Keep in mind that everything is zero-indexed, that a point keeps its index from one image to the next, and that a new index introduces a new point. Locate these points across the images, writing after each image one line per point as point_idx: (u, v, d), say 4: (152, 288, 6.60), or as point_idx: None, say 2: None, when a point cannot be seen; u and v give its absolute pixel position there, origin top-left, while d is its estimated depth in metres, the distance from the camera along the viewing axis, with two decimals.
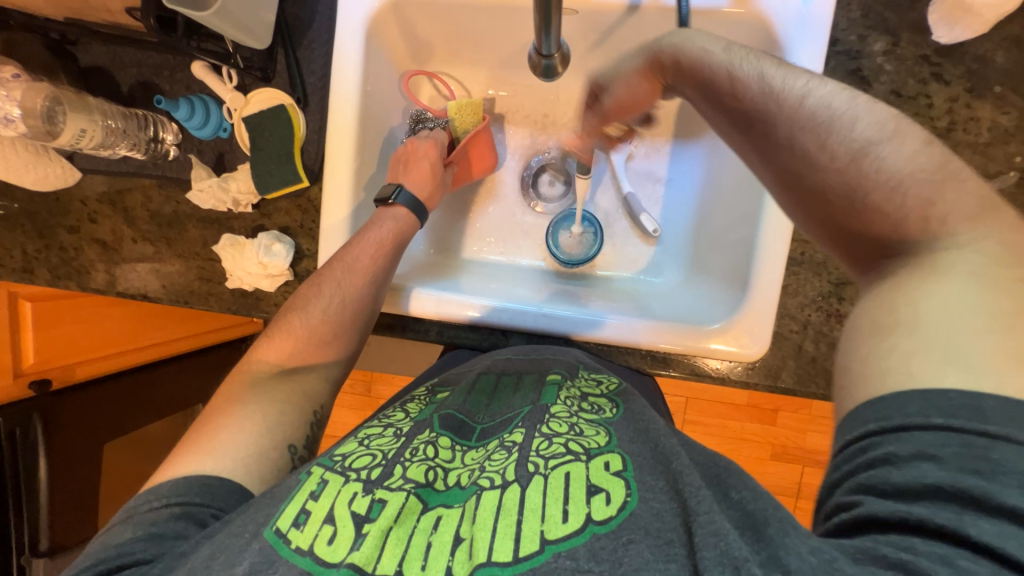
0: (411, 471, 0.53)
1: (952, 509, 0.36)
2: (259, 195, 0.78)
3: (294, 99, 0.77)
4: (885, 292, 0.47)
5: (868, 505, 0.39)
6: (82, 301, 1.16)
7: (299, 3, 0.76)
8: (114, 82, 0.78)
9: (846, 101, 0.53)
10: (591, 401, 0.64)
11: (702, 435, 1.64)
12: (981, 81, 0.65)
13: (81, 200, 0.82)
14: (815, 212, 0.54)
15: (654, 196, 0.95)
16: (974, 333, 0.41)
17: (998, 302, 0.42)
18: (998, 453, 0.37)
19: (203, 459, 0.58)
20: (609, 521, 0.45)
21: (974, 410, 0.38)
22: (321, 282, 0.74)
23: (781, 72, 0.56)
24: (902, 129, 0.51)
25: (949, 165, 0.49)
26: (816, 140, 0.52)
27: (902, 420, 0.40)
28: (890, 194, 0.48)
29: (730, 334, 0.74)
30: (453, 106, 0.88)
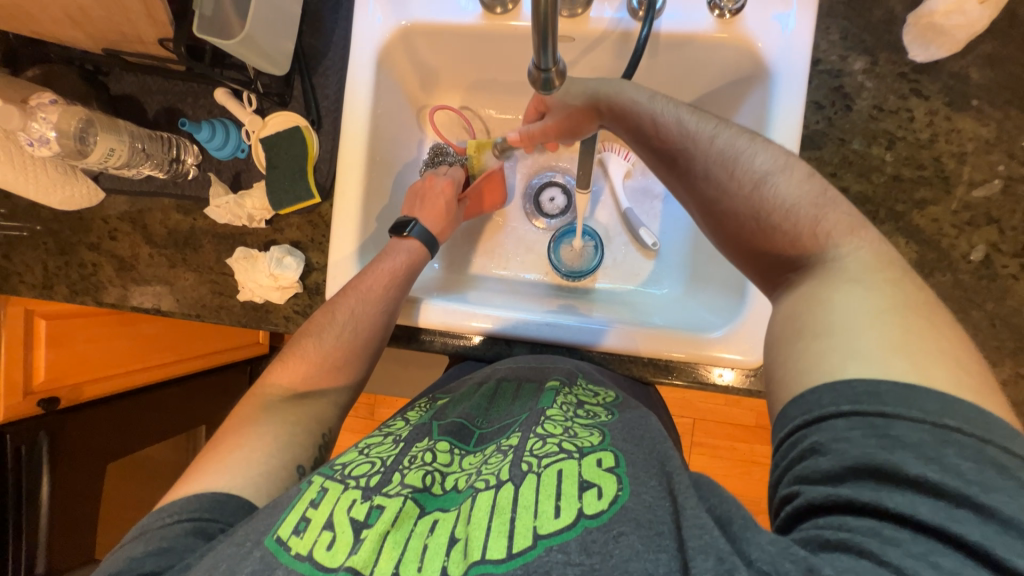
0: (409, 478, 0.54)
1: (871, 485, 0.40)
2: (272, 212, 0.81)
3: (309, 121, 0.81)
4: (799, 298, 0.53)
5: (805, 494, 0.43)
6: (95, 320, 1.17)
7: (315, 35, 0.82)
8: (141, 108, 0.83)
9: (746, 141, 0.63)
10: (588, 408, 0.64)
11: (711, 458, 1.61)
12: (960, 95, 0.69)
13: (103, 218, 0.86)
14: (730, 232, 0.62)
15: (652, 212, 0.98)
16: (864, 328, 0.47)
17: (876, 299, 0.49)
18: (896, 429, 0.42)
19: (215, 476, 0.58)
20: (600, 515, 0.46)
21: (871, 394, 0.43)
22: (336, 309, 0.76)
23: (695, 117, 0.65)
24: (792, 163, 0.61)
25: (829, 193, 0.59)
26: (725, 172, 0.61)
27: (817, 413, 0.45)
28: (785, 215, 0.57)
29: (732, 342, 0.74)
30: (473, 145, 0.94)
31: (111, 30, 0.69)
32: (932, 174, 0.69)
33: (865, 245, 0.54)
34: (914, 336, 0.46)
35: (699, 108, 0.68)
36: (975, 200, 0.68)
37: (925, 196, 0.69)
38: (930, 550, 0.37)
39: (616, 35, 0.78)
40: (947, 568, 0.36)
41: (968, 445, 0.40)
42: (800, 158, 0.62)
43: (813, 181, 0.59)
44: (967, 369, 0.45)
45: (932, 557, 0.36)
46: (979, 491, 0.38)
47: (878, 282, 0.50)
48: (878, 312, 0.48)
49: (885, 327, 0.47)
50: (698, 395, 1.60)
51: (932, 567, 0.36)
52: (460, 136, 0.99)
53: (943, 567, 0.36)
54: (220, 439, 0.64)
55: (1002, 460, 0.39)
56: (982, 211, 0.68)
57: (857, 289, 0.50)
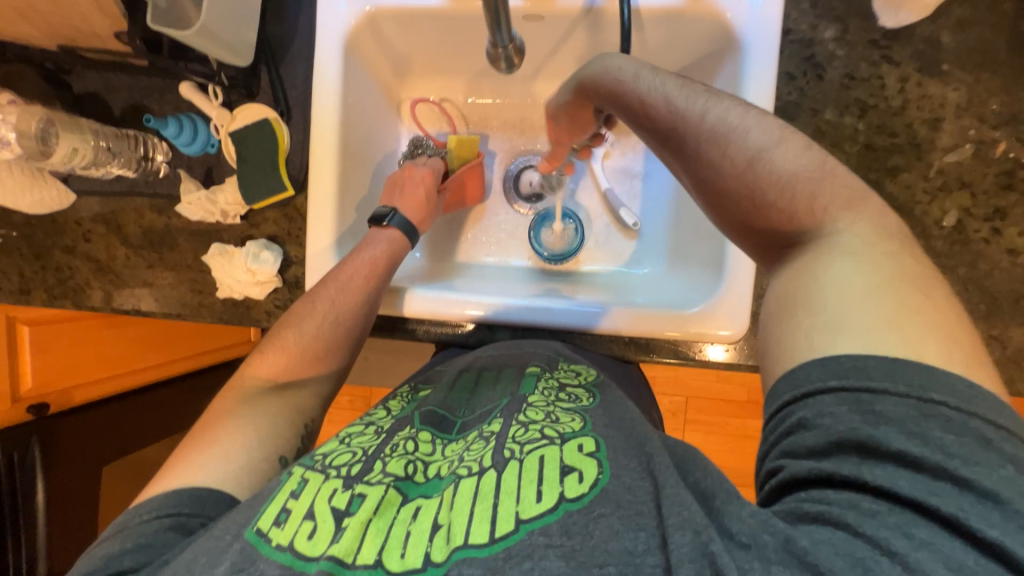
0: (391, 466, 0.54)
1: (853, 460, 0.41)
2: (247, 206, 0.80)
3: (278, 113, 0.80)
4: (793, 273, 0.52)
5: (789, 468, 0.44)
6: (81, 322, 1.16)
7: (279, 23, 0.80)
8: (106, 105, 0.81)
9: (739, 114, 0.59)
10: (568, 392, 0.65)
11: (704, 434, 1.63)
12: (930, 60, 0.69)
13: (76, 220, 0.85)
14: (726, 212, 0.59)
15: (632, 191, 0.98)
16: (856, 304, 0.46)
17: (873, 274, 0.47)
18: (882, 406, 0.41)
19: (193, 472, 0.59)
20: (581, 497, 0.46)
21: (859, 369, 0.43)
22: (315, 299, 0.76)
23: (684, 93, 0.62)
24: (787, 135, 0.58)
25: (825, 165, 0.56)
26: (718, 151, 0.58)
27: (804, 389, 0.44)
28: (781, 192, 0.54)
29: (711, 318, 0.75)
30: (454, 140, 0.92)
31: (64, 24, 0.67)
32: (904, 141, 0.69)
33: (863, 218, 0.52)
34: (908, 312, 0.45)
35: (689, 82, 0.64)
36: (947, 165, 0.68)
37: (897, 163, 0.69)
38: (909, 522, 0.38)
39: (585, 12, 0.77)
40: (920, 537, 0.37)
41: (955, 420, 0.39)
42: (796, 129, 0.59)
43: (810, 155, 0.56)
44: (959, 342, 0.43)
45: (906, 528, 0.37)
46: (963, 465, 0.38)
47: (871, 258, 0.48)
48: (871, 288, 0.46)
49: (878, 302, 0.46)
50: (689, 372, 1.62)
51: (908, 539, 0.37)
52: (437, 126, 0.97)
53: (918, 537, 0.37)
54: (199, 432, 0.64)
55: (986, 433, 0.39)
56: (954, 176, 0.68)
57: (851, 263, 0.48)
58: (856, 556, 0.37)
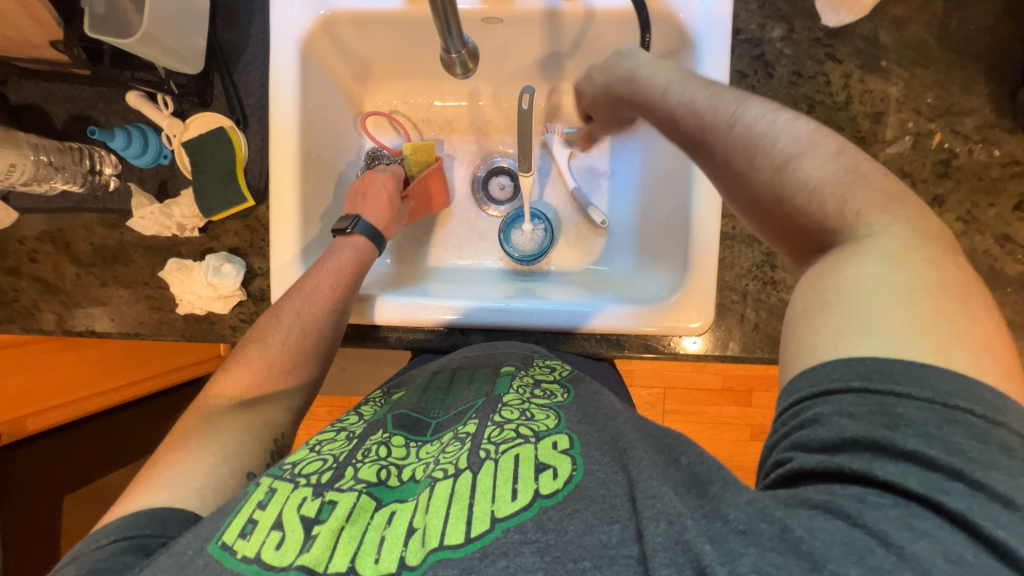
0: (362, 473, 0.54)
1: (866, 456, 0.40)
2: (204, 219, 0.78)
3: (234, 122, 0.78)
4: (819, 270, 0.48)
5: (798, 460, 0.42)
6: (33, 349, 1.07)
7: (231, 29, 0.78)
8: (47, 118, 0.77)
9: (769, 120, 0.55)
10: (544, 387, 0.66)
11: (682, 424, 1.67)
12: (869, 57, 0.72)
13: (19, 239, 0.80)
14: (758, 220, 0.55)
15: (599, 189, 0.99)
16: (885, 305, 0.43)
17: (906, 275, 0.44)
18: (902, 408, 0.40)
19: (155, 492, 0.57)
20: (556, 494, 0.47)
21: (883, 372, 0.41)
22: (280, 313, 0.74)
23: (709, 98, 0.59)
24: (820, 140, 0.52)
25: (858, 170, 0.50)
26: (744, 161, 0.54)
27: (825, 386, 0.42)
28: (809, 201, 0.50)
29: (677, 311, 0.77)
30: (409, 147, 0.90)
31: None
32: (849, 135, 0.72)
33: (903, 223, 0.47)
34: (942, 316, 0.42)
35: (719, 89, 0.60)
36: (889, 157, 0.72)
37: None
38: (910, 514, 0.37)
39: (543, 15, 0.78)
40: (921, 530, 0.36)
41: (975, 427, 0.38)
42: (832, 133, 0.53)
43: (844, 158, 0.51)
44: (993, 351, 0.41)
45: (909, 519, 0.37)
46: (979, 469, 0.37)
47: (908, 262, 0.45)
48: (906, 290, 0.43)
49: (909, 303, 0.43)
50: (666, 364, 1.66)
51: (909, 531, 0.36)
52: (394, 138, 0.96)
53: (919, 528, 0.36)
54: (163, 453, 0.62)
55: (1009, 441, 0.38)
56: (897, 166, 0.72)
57: (881, 262, 0.45)
58: (853, 544, 0.36)
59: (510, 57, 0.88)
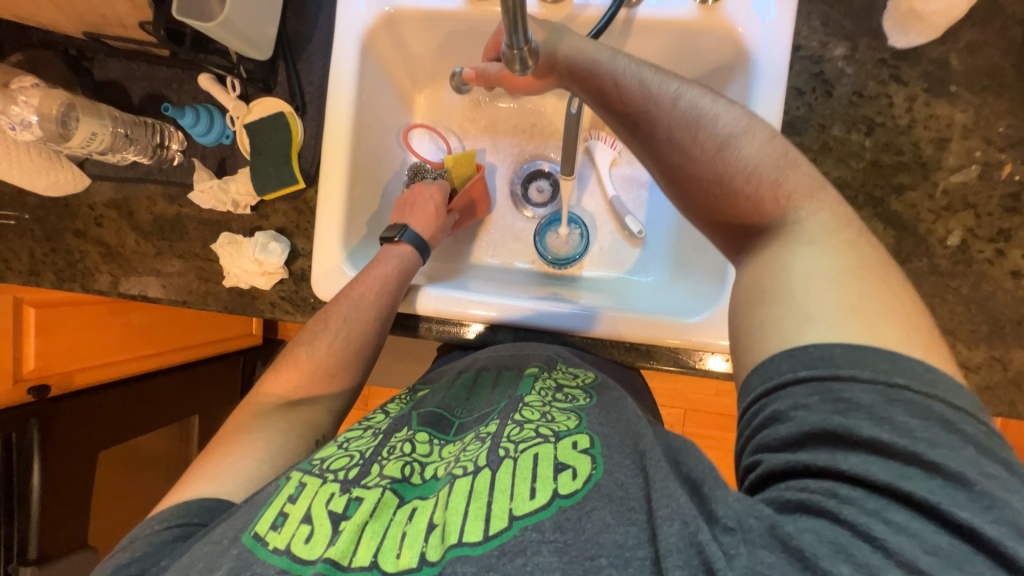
0: (388, 469, 0.56)
1: (828, 450, 0.43)
2: (257, 198, 0.82)
3: (293, 108, 0.81)
4: (761, 262, 0.55)
5: (767, 462, 0.45)
6: (85, 307, 1.22)
7: (299, 20, 0.82)
8: (126, 93, 0.83)
9: (709, 102, 0.62)
10: (565, 392, 0.66)
11: (701, 449, 1.63)
12: (938, 81, 0.69)
13: (89, 204, 0.86)
14: (696, 198, 0.62)
15: (638, 200, 0.98)
16: (822, 291, 0.49)
17: (834, 263, 0.51)
18: (850, 392, 0.44)
19: (206, 482, 0.61)
20: (575, 493, 0.48)
21: (826, 359, 0.46)
22: (327, 318, 0.77)
23: (657, 77, 0.64)
24: (754, 124, 0.61)
25: (788, 155, 0.59)
26: (688, 138, 0.61)
27: (776, 380, 0.47)
28: (747, 179, 0.58)
29: (713, 326, 0.75)
30: (449, 158, 0.92)
31: (90, 12, 0.68)
32: (910, 160, 0.70)
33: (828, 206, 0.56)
34: (870, 299, 0.48)
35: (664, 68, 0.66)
36: (952, 186, 0.69)
37: (902, 181, 0.70)
38: (884, 507, 0.39)
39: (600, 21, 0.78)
40: (897, 522, 0.38)
41: (916, 403, 0.42)
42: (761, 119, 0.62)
43: (772, 142, 0.60)
44: (918, 326, 0.47)
45: (883, 513, 0.39)
46: (930, 449, 0.40)
47: (833, 244, 0.52)
48: (835, 274, 0.50)
49: (841, 291, 0.49)
50: (690, 386, 1.62)
51: (885, 524, 0.38)
52: (435, 152, 0.97)
53: (895, 521, 0.38)
54: (217, 444, 0.67)
55: (947, 414, 0.42)
56: (959, 197, 0.69)
57: (815, 250, 0.52)
58: (838, 542, 0.39)
59: None
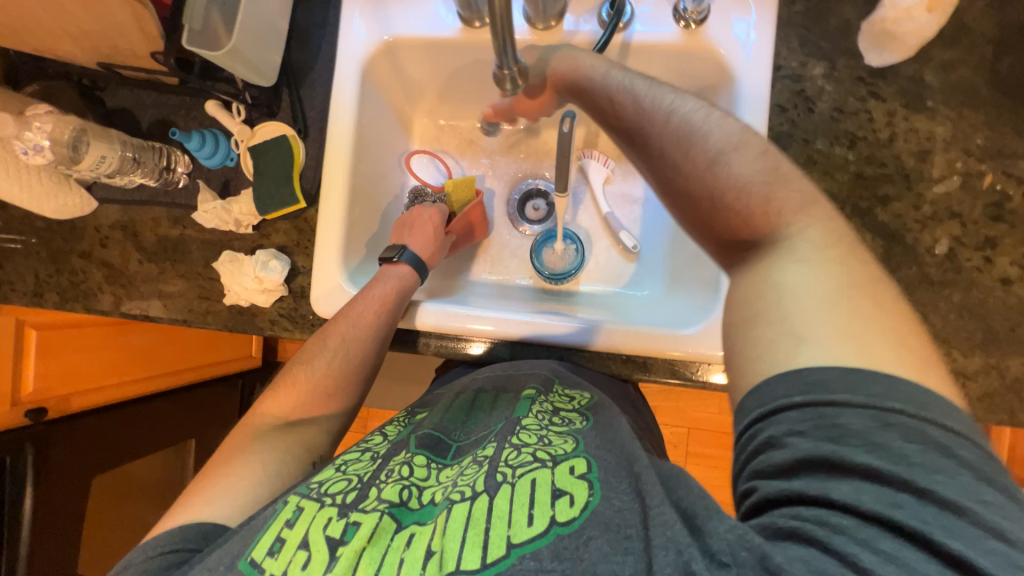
0: (386, 492, 0.56)
1: (821, 477, 0.43)
2: (259, 217, 0.84)
3: (295, 130, 0.84)
4: (751, 279, 0.55)
5: (761, 490, 0.46)
6: (88, 331, 1.23)
7: (303, 50, 0.86)
8: (135, 120, 0.86)
9: (702, 117, 0.62)
10: (563, 415, 0.66)
11: (705, 468, 1.60)
12: (915, 97, 0.72)
13: (95, 226, 0.88)
14: (689, 211, 0.62)
15: (632, 216, 1.00)
16: (815, 308, 0.49)
17: (826, 281, 0.50)
18: (843, 419, 0.44)
19: (201, 506, 0.61)
20: (572, 521, 0.48)
21: (820, 384, 0.45)
22: (326, 337, 0.78)
23: (653, 93, 0.65)
24: (747, 140, 0.60)
25: (781, 171, 0.58)
26: (682, 155, 0.61)
27: (771, 406, 0.47)
28: (736, 195, 0.58)
29: (709, 337, 0.76)
30: (450, 182, 0.94)
31: (104, 44, 0.71)
32: (893, 172, 0.72)
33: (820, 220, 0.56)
34: (865, 320, 0.48)
35: (663, 85, 0.67)
36: (936, 196, 0.71)
37: (887, 192, 0.72)
38: (874, 536, 0.40)
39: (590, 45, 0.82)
40: (887, 551, 0.39)
41: (910, 428, 0.42)
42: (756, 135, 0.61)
43: (765, 158, 0.59)
44: (913, 349, 0.47)
45: (873, 543, 0.39)
46: (924, 476, 0.40)
47: (825, 261, 0.52)
48: (827, 291, 0.50)
49: (834, 311, 0.49)
50: (692, 403, 1.61)
51: (874, 553, 0.39)
52: (435, 176, 1.00)
53: (884, 551, 0.39)
54: (213, 465, 0.66)
55: (941, 440, 0.42)
56: (944, 207, 0.70)
57: (804, 268, 0.52)
58: (829, 573, 0.39)
59: None
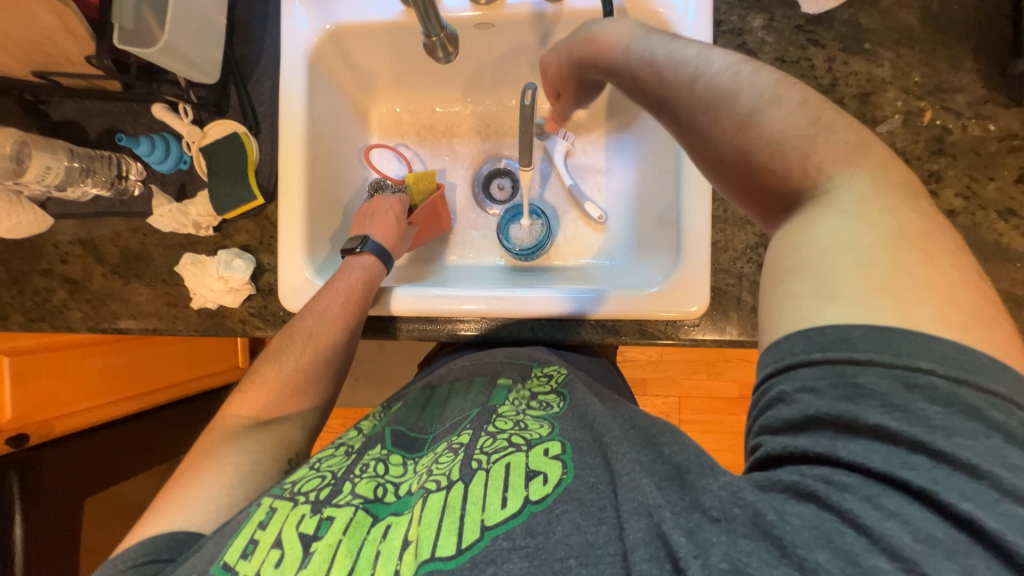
0: (360, 488, 0.58)
1: (829, 435, 0.39)
2: (218, 217, 0.83)
3: (247, 127, 0.84)
4: (785, 235, 0.47)
5: (766, 446, 0.43)
6: (68, 353, 1.17)
7: (246, 45, 0.85)
8: (83, 130, 0.85)
9: (731, 72, 0.54)
10: (540, 399, 0.68)
11: (700, 434, 1.63)
12: (852, 41, 0.73)
13: (53, 243, 0.87)
14: (729, 177, 0.53)
15: (597, 186, 1.01)
16: (844, 264, 0.42)
17: (863, 232, 0.42)
18: (864, 379, 0.39)
19: (173, 516, 0.61)
20: (545, 498, 0.49)
21: (844, 342, 0.40)
22: (293, 333, 0.77)
23: (672, 54, 0.59)
24: (783, 92, 0.51)
25: (823, 120, 0.49)
26: (708, 117, 0.53)
27: (787, 361, 0.42)
28: (770, 153, 0.49)
29: (673, 294, 0.77)
30: (410, 176, 0.93)
31: (36, 52, 0.70)
32: None
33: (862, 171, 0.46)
34: (905, 274, 0.40)
35: (684, 45, 0.60)
36: (881, 135, 0.72)
37: None
38: (878, 492, 0.37)
39: (532, 17, 0.82)
40: (890, 508, 0.36)
41: (940, 389, 0.37)
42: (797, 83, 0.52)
43: (809, 109, 0.50)
44: (962, 303, 0.40)
45: (876, 499, 0.37)
46: (945, 439, 0.36)
47: (870, 213, 0.43)
48: (861, 245, 0.42)
49: (869, 263, 0.41)
50: (681, 372, 1.64)
51: (875, 509, 0.36)
52: (396, 169, 1.00)
53: (887, 507, 0.36)
54: (187, 470, 0.66)
55: (974, 402, 0.37)
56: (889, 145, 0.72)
57: (843, 221, 0.43)
58: (822, 528, 0.37)
59: (505, 59, 0.92)
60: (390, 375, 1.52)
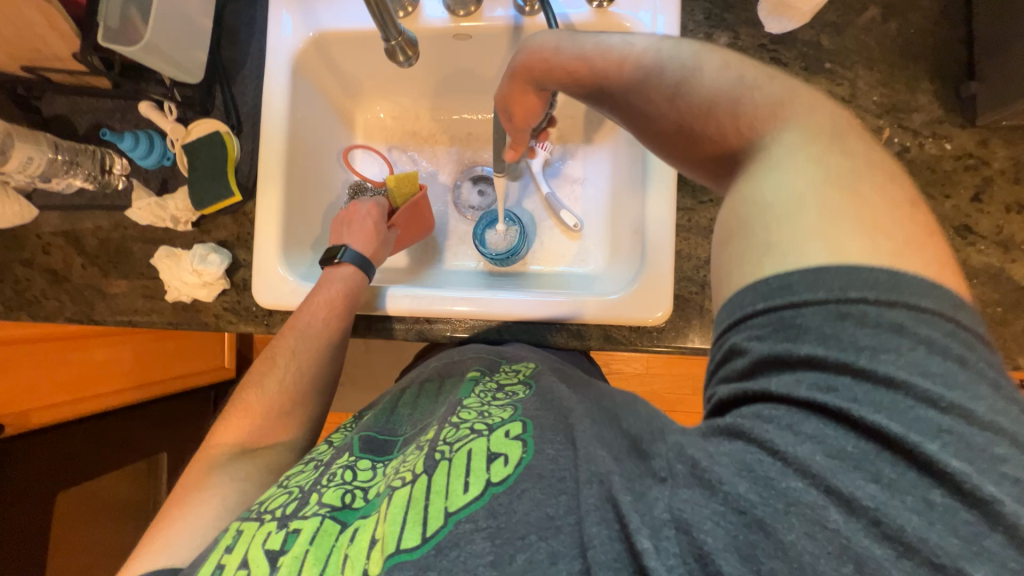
0: (327, 498, 0.58)
1: (773, 375, 0.41)
2: (197, 212, 0.85)
3: (229, 126, 0.86)
4: (729, 202, 0.50)
5: (719, 393, 0.45)
6: (42, 343, 1.17)
7: (233, 49, 0.89)
8: (71, 126, 0.88)
9: (655, 50, 0.56)
10: (505, 389, 0.67)
11: None
12: (813, 60, 0.76)
13: (37, 234, 0.88)
14: (678, 149, 0.57)
15: (574, 195, 1.02)
16: (786, 215, 0.44)
17: (808, 179, 0.44)
18: (802, 317, 0.41)
19: (154, 555, 0.59)
20: (507, 478, 0.49)
21: (784, 287, 0.42)
22: (275, 354, 0.79)
23: (596, 43, 0.59)
24: (704, 57, 0.54)
25: (746, 80, 0.51)
26: (643, 98, 0.56)
27: (736, 316, 0.45)
28: (704, 119, 0.52)
29: (636, 301, 0.79)
30: (391, 179, 0.89)
31: (24, 47, 0.73)
32: None
33: (792, 123, 0.48)
34: (843, 214, 0.42)
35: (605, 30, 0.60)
36: None
37: None
38: (799, 419, 0.40)
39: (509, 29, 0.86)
40: (808, 432, 0.39)
41: (869, 314, 0.39)
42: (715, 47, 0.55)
43: (731, 67, 0.52)
44: (889, 232, 0.42)
45: (796, 426, 0.40)
46: (868, 358, 0.39)
47: (801, 161, 0.45)
48: (801, 193, 0.44)
49: (813, 208, 0.43)
50: (665, 386, 1.64)
51: (793, 434, 0.39)
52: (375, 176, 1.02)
53: (805, 432, 0.39)
54: (172, 506, 0.65)
55: (901, 321, 0.39)
56: None
57: (781, 171, 0.46)
58: (745, 460, 0.40)
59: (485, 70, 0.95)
60: (374, 380, 1.53)
